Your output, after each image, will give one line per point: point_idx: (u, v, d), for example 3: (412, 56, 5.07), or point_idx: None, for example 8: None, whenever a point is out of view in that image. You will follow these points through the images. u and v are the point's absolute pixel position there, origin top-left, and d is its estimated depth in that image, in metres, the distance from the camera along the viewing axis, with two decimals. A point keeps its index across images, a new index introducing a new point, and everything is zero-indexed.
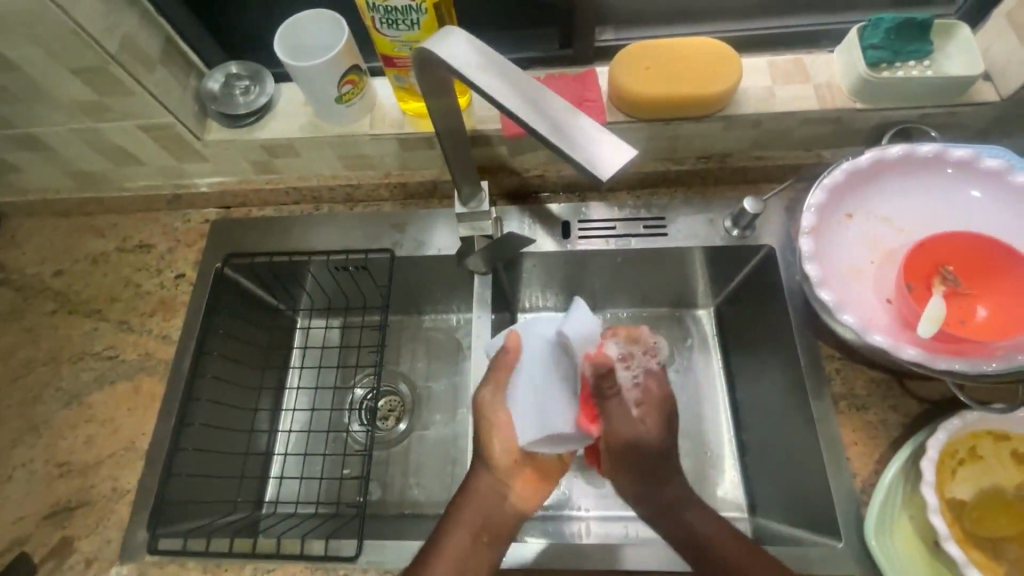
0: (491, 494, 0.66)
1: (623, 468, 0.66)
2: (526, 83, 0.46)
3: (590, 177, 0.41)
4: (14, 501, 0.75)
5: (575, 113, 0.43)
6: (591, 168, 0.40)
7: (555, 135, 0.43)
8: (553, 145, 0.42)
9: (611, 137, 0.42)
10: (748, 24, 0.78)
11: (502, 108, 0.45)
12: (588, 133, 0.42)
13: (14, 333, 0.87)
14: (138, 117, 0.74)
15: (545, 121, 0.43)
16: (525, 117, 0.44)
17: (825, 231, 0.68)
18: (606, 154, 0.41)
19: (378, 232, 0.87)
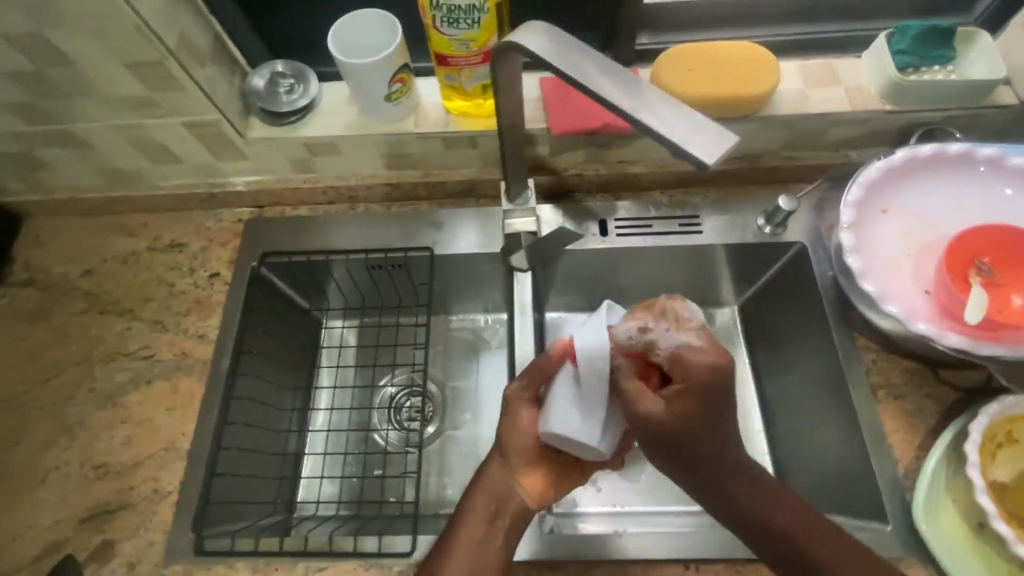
0: (503, 480, 0.66)
1: (654, 446, 0.58)
2: (619, 73, 0.47)
3: (692, 162, 0.40)
4: (50, 504, 0.73)
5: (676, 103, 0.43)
6: (694, 153, 0.40)
7: (657, 121, 0.42)
8: (651, 130, 0.42)
9: (713, 126, 0.42)
10: (779, 29, 0.82)
11: (598, 98, 0.46)
12: (688, 120, 0.42)
13: (42, 334, 0.85)
14: (185, 113, 0.74)
15: (644, 108, 0.43)
16: (623, 105, 0.45)
17: (863, 225, 0.71)
18: (712, 139, 0.40)
19: (416, 230, 0.87)
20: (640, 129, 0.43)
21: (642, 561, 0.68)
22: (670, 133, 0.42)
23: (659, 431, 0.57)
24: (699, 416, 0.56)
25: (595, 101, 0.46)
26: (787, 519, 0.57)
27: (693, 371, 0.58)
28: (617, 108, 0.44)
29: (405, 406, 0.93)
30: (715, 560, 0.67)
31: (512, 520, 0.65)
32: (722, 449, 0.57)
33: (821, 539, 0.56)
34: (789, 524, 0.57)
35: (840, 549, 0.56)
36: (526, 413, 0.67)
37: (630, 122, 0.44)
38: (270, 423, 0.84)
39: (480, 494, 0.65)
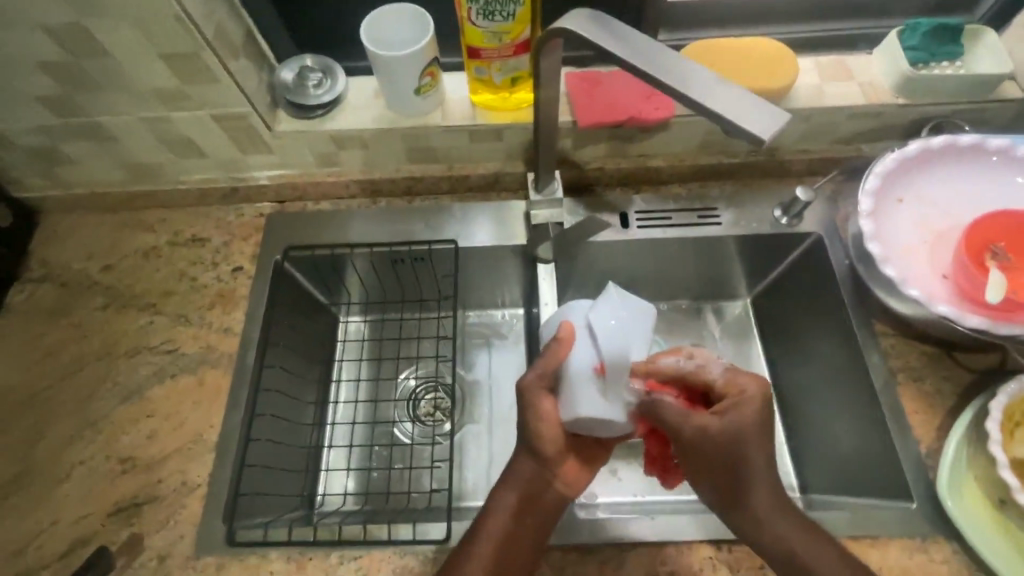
0: (529, 474, 0.68)
1: (695, 460, 0.62)
2: (670, 56, 0.48)
3: (747, 138, 0.41)
4: (76, 499, 0.72)
5: (727, 82, 0.44)
6: (750, 129, 0.41)
7: (710, 99, 0.44)
8: (703, 108, 0.44)
9: (766, 104, 0.43)
10: (794, 28, 0.85)
11: (648, 78, 0.47)
12: (742, 100, 0.43)
13: (63, 329, 0.84)
14: (216, 105, 0.75)
15: (697, 88, 0.45)
16: (675, 84, 0.46)
17: (880, 213, 0.73)
18: (765, 117, 0.42)
19: (439, 223, 0.88)
20: (693, 108, 0.44)
21: (673, 543, 0.69)
22: (723, 111, 0.43)
23: (705, 445, 0.61)
24: (740, 434, 0.61)
25: (647, 83, 0.48)
26: (782, 519, 0.60)
27: (743, 394, 0.63)
28: (668, 87, 0.46)
29: (425, 400, 0.92)
30: (743, 540, 0.68)
31: (541, 513, 0.67)
32: (755, 465, 0.61)
33: (807, 539, 0.60)
34: (782, 525, 0.60)
35: (824, 547, 0.60)
36: (549, 405, 0.67)
37: (683, 102, 0.45)
38: (294, 416, 0.84)
39: (505, 492, 0.67)
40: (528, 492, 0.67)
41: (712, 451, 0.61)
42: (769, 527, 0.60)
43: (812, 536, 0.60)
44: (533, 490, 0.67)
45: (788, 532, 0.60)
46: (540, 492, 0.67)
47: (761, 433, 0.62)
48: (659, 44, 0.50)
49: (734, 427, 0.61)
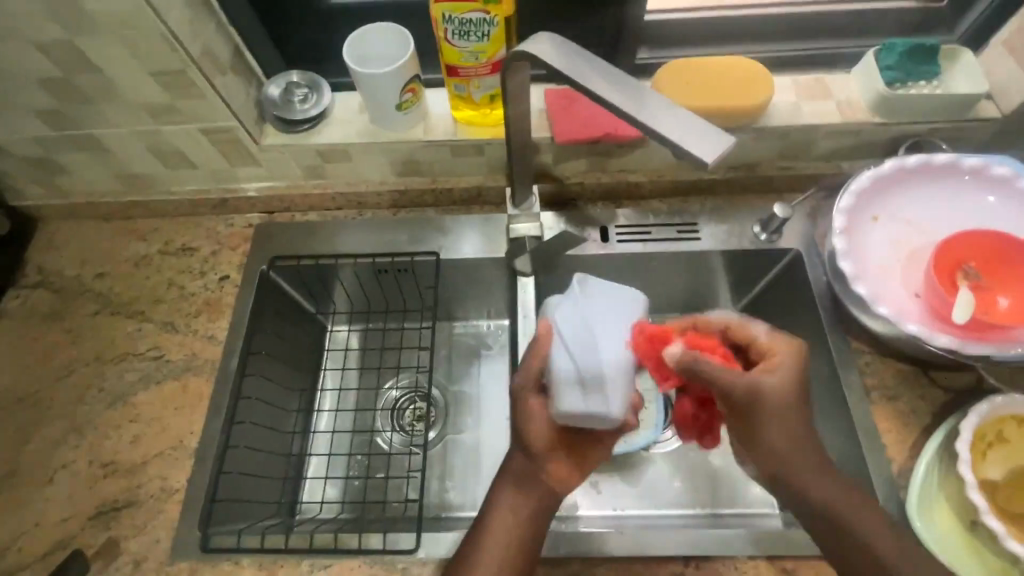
0: (526, 470, 0.68)
1: (749, 415, 0.62)
2: (626, 80, 0.50)
3: (693, 160, 0.43)
4: (58, 502, 0.74)
5: (676, 107, 0.46)
6: (695, 152, 0.43)
7: (659, 124, 0.46)
8: (653, 132, 0.45)
9: (712, 128, 0.45)
10: (773, 46, 0.86)
11: (604, 103, 0.49)
12: (689, 123, 0.45)
13: (54, 335, 0.86)
14: (204, 119, 0.77)
15: (648, 112, 0.47)
16: (628, 109, 0.48)
17: (855, 231, 0.73)
18: (709, 140, 0.43)
19: (422, 236, 0.90)
20: (644, 133, 0.46)
21: (644, 557, 0.69)
22: (671, 135, 0.45)
23: (757, 398, 0.62)
24: (787, 390, 0.62)
25: (603, 106, 0.50)
26: (823, 477, 0.62)
27: (784, 347, 0.64)
28: (622, 113, 0.48)
29: (408, 409, 0.93)
30: (711, 556, 0.69)
31: (541, 505, 0.67)
32: (799, 422, 0.63)
33: (836, 490, 0.61)
34: (817, 484, 0.61)
35: (852, 500, 0.61)
36: (536, 403, 0.67)
37: (636, 125, 0.47)
38: (275, 424, 0.85)
39: (501, 491, 0.68)
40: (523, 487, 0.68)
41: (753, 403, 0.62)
42: (812, 483, 0.61)
43: (840, 492, 0.61)
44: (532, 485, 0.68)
45: (826, 489, 0.61)
46: (540, 485, 0.68)
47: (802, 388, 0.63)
48: (616, 68, 0.52)
49: (779, 381, 0.63)
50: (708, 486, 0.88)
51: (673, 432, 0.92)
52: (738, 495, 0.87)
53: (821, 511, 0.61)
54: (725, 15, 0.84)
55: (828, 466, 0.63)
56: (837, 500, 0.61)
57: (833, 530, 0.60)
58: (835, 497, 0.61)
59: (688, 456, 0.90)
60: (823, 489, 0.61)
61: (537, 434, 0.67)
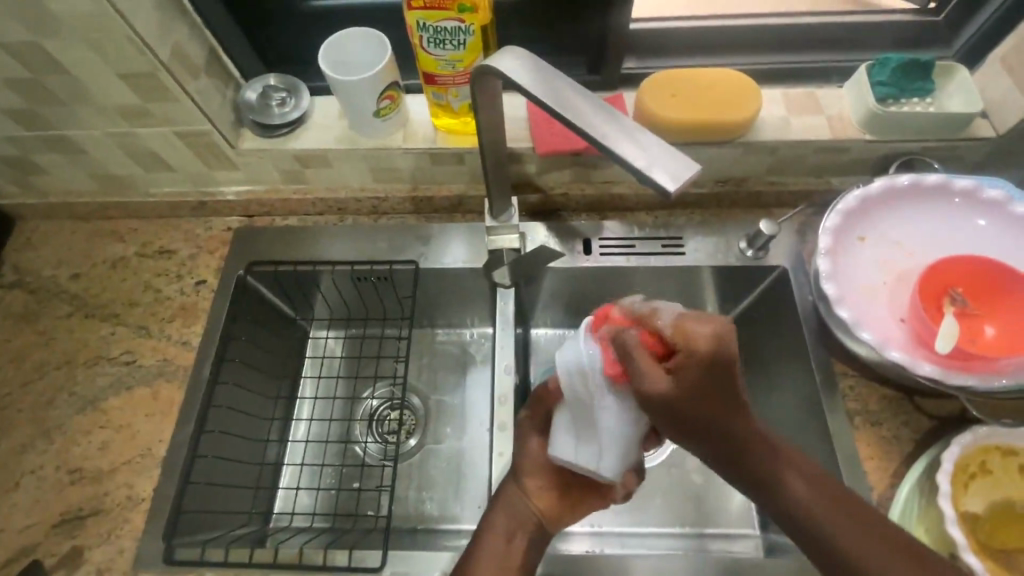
0: (520, 499, 0.68)
1: (664, 424, 0.53)
2: (592, 101, 0.49)
3: (656, 187, 0.42)
4: (23, 508, 0.73)
5: (641, 130, 0.45)
6: (658, 180, 0.42)
7: (623, 148, 0.45)
8: (617, 157, 0.44)
9: (678, 153, 0.44)
10: (764, 58, 0.84)
11: (569, 124, 0.48)
12: (654, 148, 0.44)
13: (27, 336, 0.85)
14: (177, 122, 0.76)
15: (613, 135, 0.46)
16: (593, 131, 0.47)
17: (841, 252, 0.71)
18: (674, 168, 0.43)
19: (402, 244, 0.88)
20: (608, 157, 0.45)
21: None
22: (634, 159, 0.44)
23: (658, 411, 0.51)
24: (705, 385, 0.51)
25: (568, 125, 0.49)
26: (791, 482, 0.56)
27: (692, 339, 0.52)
28: (586, 135, 0.47)
29: (387, 419, 0.92)
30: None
31: (532, 534, 0.66)
32: (731, 419, 0.54)
33: (822, 503, 0.55)
34: (792, 488, 0.55)
35: (848, 518, 0.54)
36: (535, 441, 0.70)
37: (600, 148, 0.46)
38: (248, 432, 0.84)
39: (496, 514, 0.67)
40: (516, 514, 0.67)
41: (671, 410, 0.51)
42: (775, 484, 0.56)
43: (833, 511, 0.54)
44: (526, 514, 0.67)
45: (798, 493, 0.55)
46: (533, 514, 0.67)
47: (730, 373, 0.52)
48: (584, 87, 0.50)
49: (694, 374, 0.51)
50: (689, 505, 0.86)
51: (655, 447, 0.90)
52: (722, 514, 0.85)
53: (799, 521, 0.55)
54: (715, 25, 0.82)
55: (813, 477, 0.56)
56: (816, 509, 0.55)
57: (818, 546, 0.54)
58: (816, 510, 0.55)
59: (670, 473, 0.88)
60: (795, 495, 0.55)
61: (532, 465, 0.68)
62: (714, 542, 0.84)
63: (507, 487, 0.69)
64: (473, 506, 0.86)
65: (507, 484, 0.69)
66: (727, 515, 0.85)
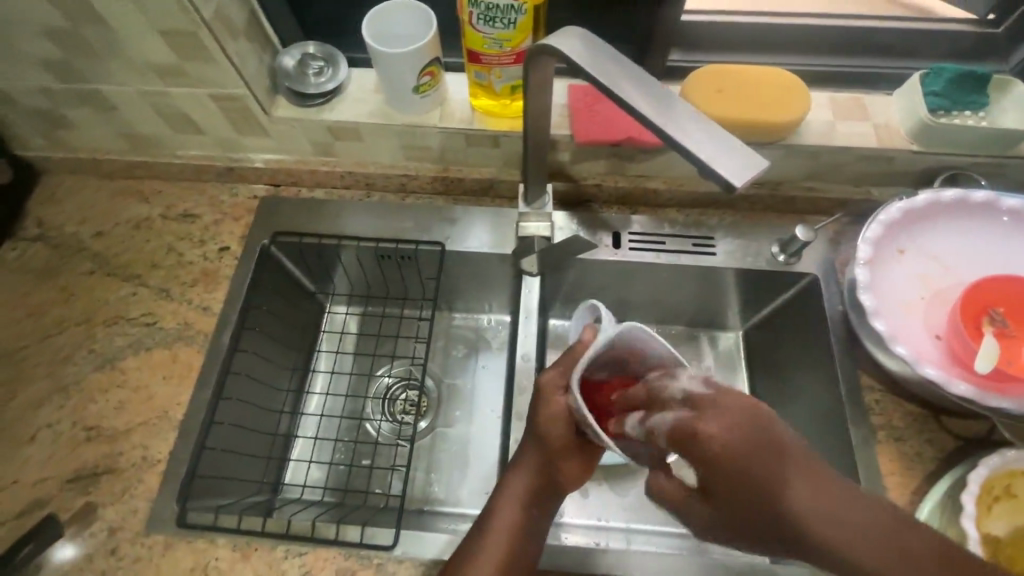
0: (532, 466, 0.63)
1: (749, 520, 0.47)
2: (655, 87, 0.47)
3: (719, 181, 0.41)
4: (37, 461, 0.73)
5: (706, 121, 0.44)
6: (724, 174, 0.41)
7: (686, 138, 0.43)
8: (680, 146, 0.43)
9: (744, 148, 0.42)
10: (813, 60, 0.82)
11: (629, 109, 0.46)
12: (720, 140, 0.43)
13: (48, 291, 0.85)
14: (213, 85, 0.75)
15: (675, 124, 0.44)
16: (655, 118, 0.45)
17: (880, 263, 0.70)
18: (740, 163, 0.41)
19: (428, 224, 0.87)
20: (668, 146, 0.43)
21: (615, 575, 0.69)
22: (697, 150, 0.42)
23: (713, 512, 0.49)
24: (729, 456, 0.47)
25: (629, 110, 0.47)
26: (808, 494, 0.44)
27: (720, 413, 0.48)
28: (647, 121, 0.45)
29: (399, 398, 0.92)
30: None
31: (547, 500, 0.63)
32: (765, 468, 0.46)
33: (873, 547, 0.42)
34: (797, 497, 0.45)
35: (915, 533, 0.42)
36: (558, 403, 0.62)
37: (661, 135, 0.45)
38: (262, 401, 0.84)
39: (504, 494, 0.63)
40: (530, 486, 0.63)
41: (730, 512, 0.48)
42: (786, 502, 0.45)
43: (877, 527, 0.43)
44: (536, 485, 0.63)
45: (813, 504, 0.44)
46: (550, 482, 0.63)
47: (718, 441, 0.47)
48: (645, 71, 0.49)
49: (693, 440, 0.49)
50: None
51: None
52: None
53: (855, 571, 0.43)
54: (767, 21, 0.79)
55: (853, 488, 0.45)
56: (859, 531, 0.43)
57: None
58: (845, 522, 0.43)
59: None
60: (811, 513, 0.44)
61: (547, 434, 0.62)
62: None
63: (514, 468, 0.64)
64: (480, 491, 0.86)
65: (514, 464, 0.64)
66: None
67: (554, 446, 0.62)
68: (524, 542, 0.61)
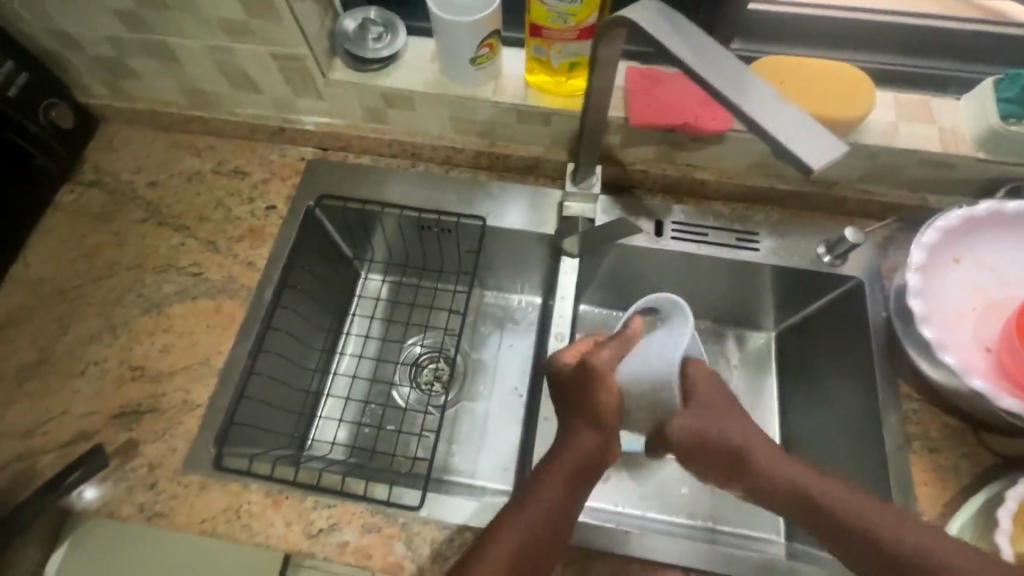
0: (589, 446, 0.63)
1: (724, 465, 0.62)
2: (730, 63, 0.46)
3: (797, 163, 0.40)
4: (84, 396, 0.77)
5: (785, 103, 0.43)
6: (801, 157, 0.40)
7: (765, 118, 0.42)
8: (757, 126, 0.42)
9: (823, 131, 0.41)
10: (879, 58, 0.80)
11: (706, 86, 0.46)
12: (798, 122, 0.42)
13: (102, 234, 0.88)
14: (276, 44, 0.76)
15: (753, 103, 0.43)
16: (732, 97, 0.44)
17: (932, 271, 0.68)
18: (820, 146, 0.40)
19: (471, 197, 0.88)
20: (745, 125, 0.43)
21: (639, 560, 0.68)
22: (776, 131, 0.42)
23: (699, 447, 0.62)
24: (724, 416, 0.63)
25: (703, 84, 0.46)
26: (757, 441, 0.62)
27: (702, 377, 0.65)
28: (724, 99, 0.44)
29: (427, 368, 0.93)
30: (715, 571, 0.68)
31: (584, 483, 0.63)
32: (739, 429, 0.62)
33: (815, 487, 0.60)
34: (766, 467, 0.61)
35: (826, 481, 0.60)
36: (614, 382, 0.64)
37: (736, 112, 0.44)
38: (298, 358, 0.86)
39: (551, 468, 0.62)
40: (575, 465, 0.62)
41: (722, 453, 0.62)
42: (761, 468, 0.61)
43: (805, 475, 0.60)
44: (587, 470, 0.63)
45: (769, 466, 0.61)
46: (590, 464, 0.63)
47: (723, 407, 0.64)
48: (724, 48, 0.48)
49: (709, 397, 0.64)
50: (713, 502, 0.85)
51: None
52: (745, 515, 0.85)
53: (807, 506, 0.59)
54: (836, 14, 0.77)
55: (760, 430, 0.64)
56: (808, 486, 0.59)
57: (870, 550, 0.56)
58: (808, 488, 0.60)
59: None
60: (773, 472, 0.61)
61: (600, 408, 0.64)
62: (730, 540, 0.83)
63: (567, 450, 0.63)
64: (500, 466, 0.87)
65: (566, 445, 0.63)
66: (744, 515, 0.85)
67: (605, 423, 0.64)
68: (557, 521, 0.60)
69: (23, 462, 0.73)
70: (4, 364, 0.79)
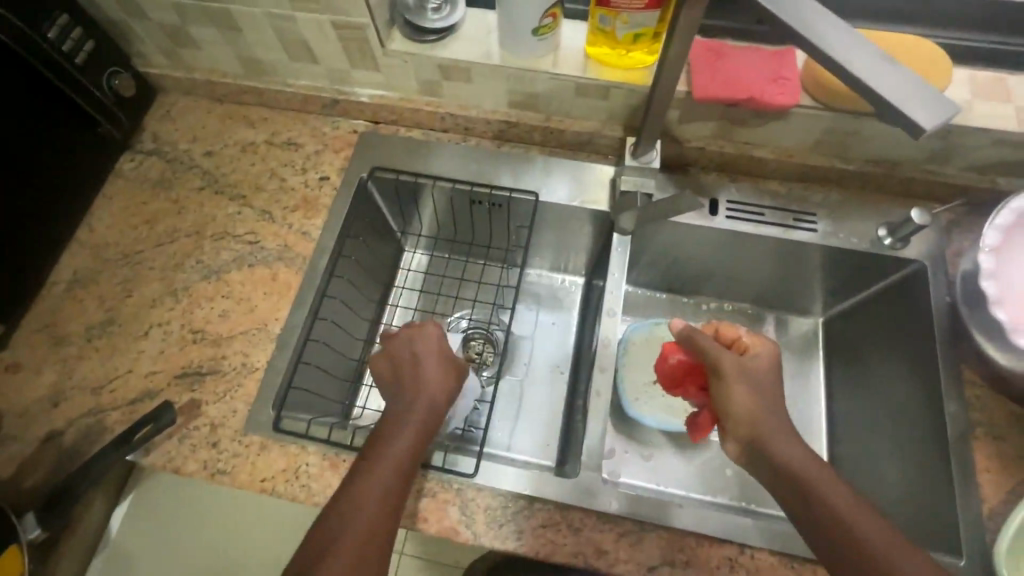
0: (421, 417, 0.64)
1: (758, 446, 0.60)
2: (828, 17, 0.46)
3: (908, 125, 0.43)
4: (148, 356, 0.79)
5: (892, 61, 0.44)
6: (912, 117, 0.42)
7: (877, 79, 0.44)
8: (868, 89, 0.44)
9: (930, 89, 0.44)
10: (955, 33, 0.77)
11: (810, 47, 0.46)
12: (907, 82, 0.44)
13: (162, 202, 0.90)
14: (339, 13, 0.76)
15: (860, 62, 0.44)
16: (840, 57, 0.45)
17: (1006, 252, 0.68)
18: (931, 105, 0.43)
19: (524, 172, 0.87)
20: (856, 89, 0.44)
21: (691, 535, 0.68)
22: (889, 92, 0.43)
23: (742, 419, 0.61)
24: (764, 401, 0.62)
25: (800, 42, 0.46)
26: (782, 429, 0.60)
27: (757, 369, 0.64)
28: (834, 61, 0.45)
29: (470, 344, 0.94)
30: (768, 548, 0.68)
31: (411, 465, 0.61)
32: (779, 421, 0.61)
33: (815, 464, 0.58)
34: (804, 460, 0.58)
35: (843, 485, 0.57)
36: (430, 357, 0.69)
37: (840, 71, 0.45)
38: (349, 327, 0.88)
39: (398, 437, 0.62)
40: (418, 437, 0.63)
41: (762, 432, 0.60)
42: (802, 464, 0.58)
43: (829, 479, 0.57)
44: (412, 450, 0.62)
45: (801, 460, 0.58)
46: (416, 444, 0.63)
47: (768, 395, 0.62)
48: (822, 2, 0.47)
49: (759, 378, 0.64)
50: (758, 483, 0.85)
51: None
52: None
53: (797, 477, 0.57)
54: None
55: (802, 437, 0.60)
56: (835, 492, 0.56)
57: (842, 536, 0.54)
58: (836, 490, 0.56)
59: None
60: (810, 467, 0.57)
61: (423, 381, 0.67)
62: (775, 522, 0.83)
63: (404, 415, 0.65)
64: (543, 443, 0.86)
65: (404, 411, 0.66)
66: None
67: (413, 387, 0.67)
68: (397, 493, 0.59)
69: (92, 417, 0.76)
70: (71, 324, 0.81)
